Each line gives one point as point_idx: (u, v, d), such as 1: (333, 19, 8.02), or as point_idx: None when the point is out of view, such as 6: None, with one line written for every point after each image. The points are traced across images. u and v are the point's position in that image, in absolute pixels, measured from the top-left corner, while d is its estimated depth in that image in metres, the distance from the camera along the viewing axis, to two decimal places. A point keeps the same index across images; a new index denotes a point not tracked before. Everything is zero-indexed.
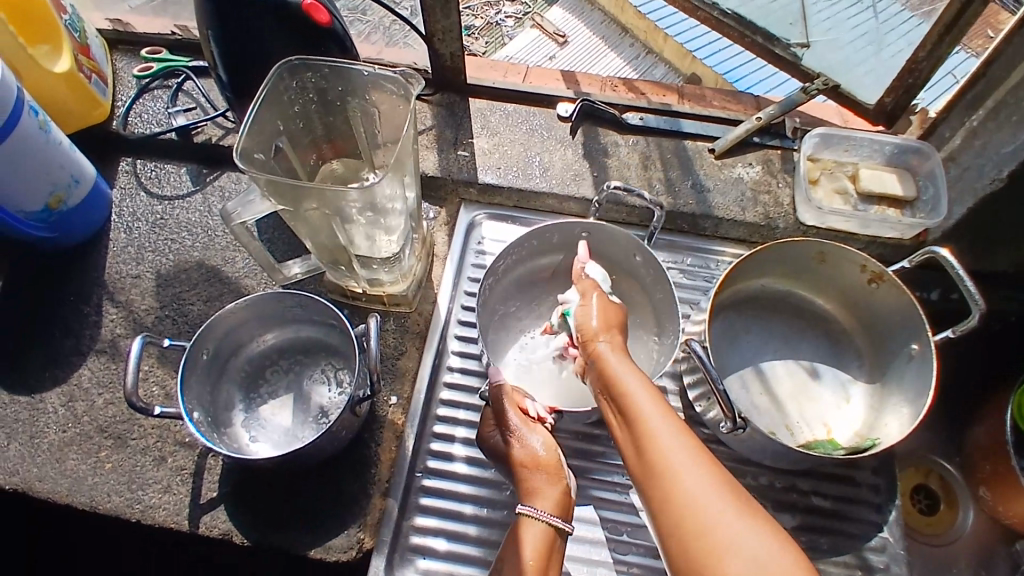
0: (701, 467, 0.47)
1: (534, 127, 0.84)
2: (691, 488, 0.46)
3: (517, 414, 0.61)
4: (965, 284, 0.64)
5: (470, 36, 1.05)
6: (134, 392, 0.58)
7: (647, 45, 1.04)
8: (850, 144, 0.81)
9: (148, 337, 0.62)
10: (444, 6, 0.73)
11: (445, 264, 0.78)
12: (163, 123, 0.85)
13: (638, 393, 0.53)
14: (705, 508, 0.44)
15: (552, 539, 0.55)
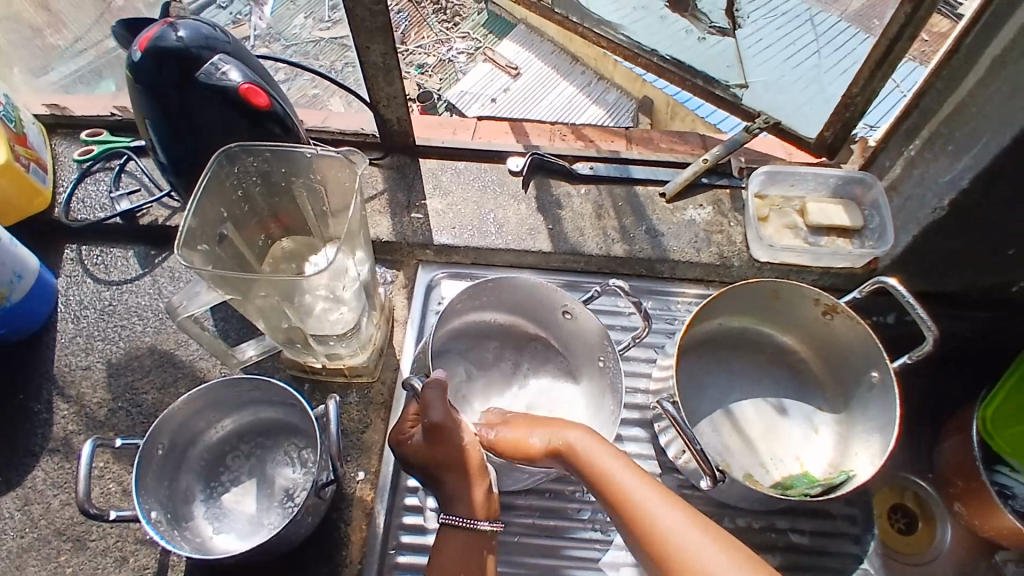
0: (726, 555, 0.44)
1: (486, 183, 0.84)
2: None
3: (446, 415, 0.54)
4: (915, 310, 0.66)
5: (425, 75, 1.29)
6: (88, 498, 0.56)
7: (597, 71, 1.28)
8: (796, 178, 0.83)
9: (100, 439, 0.59)
10: (386, 74, 0.74)
11: (406, 329, 0.77)
12: (107, 207, 0.84)
13: (606, 455, 0.52)
14: None
15: (470, 544, 0.56)
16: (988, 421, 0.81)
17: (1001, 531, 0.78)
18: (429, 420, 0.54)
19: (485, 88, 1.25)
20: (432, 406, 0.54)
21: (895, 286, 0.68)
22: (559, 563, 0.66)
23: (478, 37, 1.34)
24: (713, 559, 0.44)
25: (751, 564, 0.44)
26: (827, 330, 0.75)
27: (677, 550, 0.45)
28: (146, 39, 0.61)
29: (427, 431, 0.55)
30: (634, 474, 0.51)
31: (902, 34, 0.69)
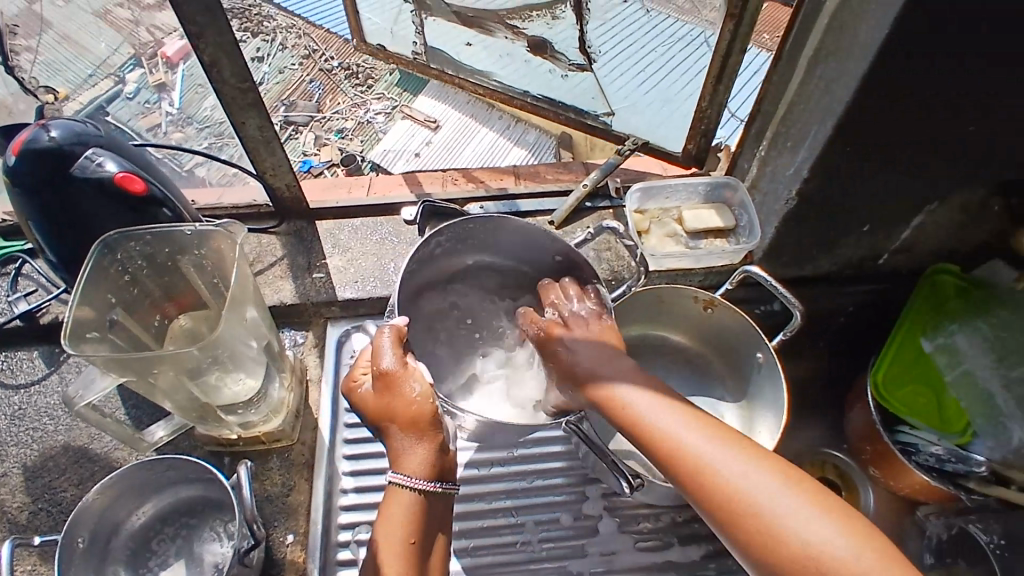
0: (760, 469, 0.50)
1: (383, 235, 0.87)
2: (755, 496, 0.49)
3: (392, 364, 0.56)
4: (780, 294, 0.71)
5: (347, 139, 1.35)
6: None
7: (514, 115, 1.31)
8: (669, 191, 0.90)
9: (15, 541, 0.59)
10: (267, 145, 0.77)
11: (321, 387, 0.80)
12: (7, 312, 0.83)
13: (632, 395, 0.58)
14: (778, 508, 0.48)
15: (418, 502, 0.56)
16: (880, 386, 0.87)
17: (913, 487, 0.86)
18: (379, 367, 0.57)
19: (408, 144, 1.33)
20: (383, 352, 0.57)
21: (759, 273, 0.72)
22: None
23: (394, 96, 1.38)
24: (758, 478, 0.50)
25: (791, 483, 0.49)
26: (712, 326, 0.80)
27: (722, 478, 0.50)
28: (17, 143, 0.63)
29: (377, 380, 0.57)
30: (660, 404, 0.56)
31: (732, 49, 0.75)
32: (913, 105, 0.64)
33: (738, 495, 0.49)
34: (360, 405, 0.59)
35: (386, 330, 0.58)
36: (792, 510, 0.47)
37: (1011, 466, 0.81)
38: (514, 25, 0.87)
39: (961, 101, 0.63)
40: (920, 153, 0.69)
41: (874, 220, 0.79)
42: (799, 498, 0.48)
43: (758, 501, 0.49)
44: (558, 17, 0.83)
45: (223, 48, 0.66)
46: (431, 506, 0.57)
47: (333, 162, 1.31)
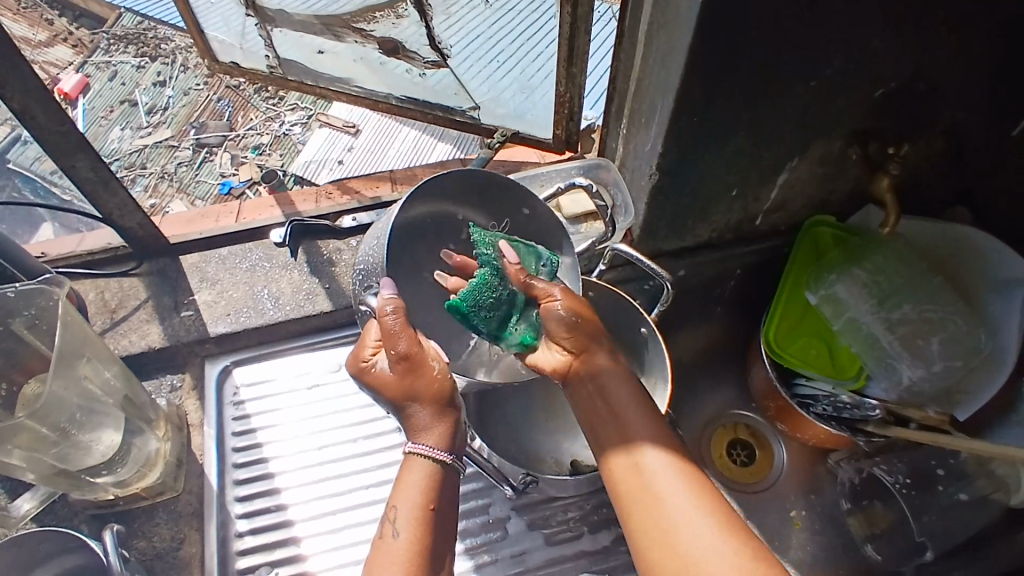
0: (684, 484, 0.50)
1: (254, 263, 0.84)
2: (671, 508, 0.49)
3: (410, 341, 0.53)
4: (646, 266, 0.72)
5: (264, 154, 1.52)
6: None
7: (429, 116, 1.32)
8: (542, 179, 0.88)
9: None
10: (105, 186, 0.72)
11: (204, 430, 0.76)
12: None
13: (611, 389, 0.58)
14: (679, 518, 0.48)
15: (436, 476, 0.55)
16: (772, 343, 0.88)
17: (817, 436, 0.88)
18: (396, 350, 0.52)
19: (330, 152, 1.45)
20: (397, 334, 0.52)
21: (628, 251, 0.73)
22: None
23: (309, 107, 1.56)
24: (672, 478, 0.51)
25: (704, 496, 0.49)
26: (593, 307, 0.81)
27: (649, 488, 0.51)
28: None
29: (395, 360, 0.53)
30: (629, 401, 0.57)
31: (576, 32, 0.74)
32: (748, 70, 0.64)
33: (656, 502, 0.50)
34: (377, 381, 0.55)
35: (391, 309, 0.52)
36: (699, 526, 0.47)
37: (907, 403, 0.83)
38: (361, 28, 0.83)
39: (792, 61, 0.64)
40: (766, 115, 0.70)
41: (741, 183, 0.80)
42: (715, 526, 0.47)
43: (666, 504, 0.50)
44: (402, 15, 0.79)
45: (31, 94, 0.61)
46: (448, 476, 0.56)
47: (254, 181, 1.47)
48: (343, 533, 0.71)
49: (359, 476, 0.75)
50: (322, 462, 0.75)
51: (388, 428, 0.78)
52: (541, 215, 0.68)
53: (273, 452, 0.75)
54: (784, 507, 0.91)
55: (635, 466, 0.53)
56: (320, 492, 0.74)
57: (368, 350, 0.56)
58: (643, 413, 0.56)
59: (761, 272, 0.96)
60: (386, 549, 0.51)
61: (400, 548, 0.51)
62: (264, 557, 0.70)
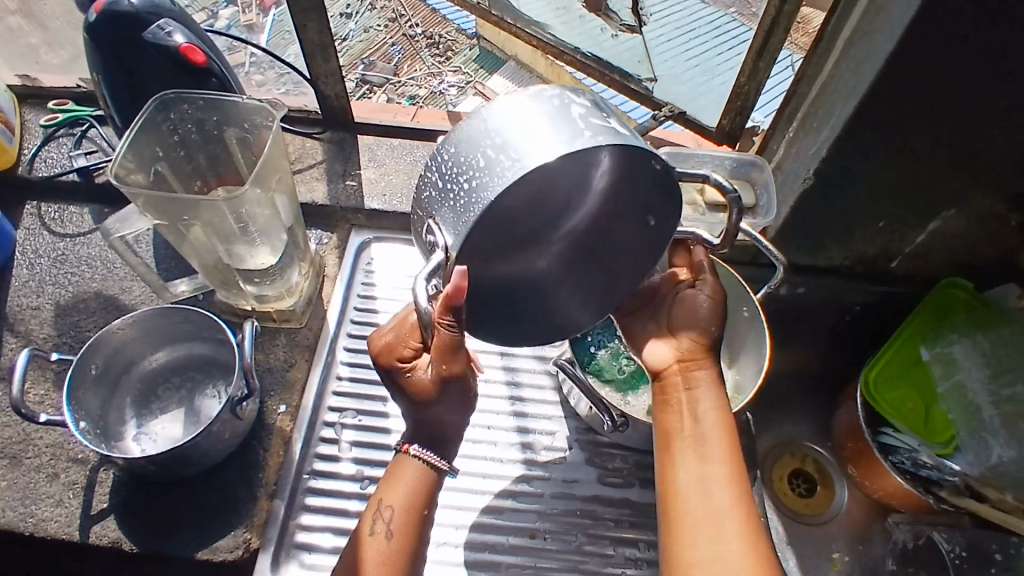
0: (729, 501, 0.51)
1: (417, 159, 0.93)
2: (700, 515, 0.51)
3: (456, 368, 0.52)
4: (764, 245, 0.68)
5: None
6: (20, 400, 0.65)
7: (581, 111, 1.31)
8: (696, 160, 0.91)
9: (35, 352, 0.67)
10: (323, 51, 0.82)
11: (335, 283, 0.85)
12: (66, 166, 0.89)
13: (703, 380, 0.56)
14: (706, 524, 0.50)
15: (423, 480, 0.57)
16: (870, 384, 0.88)
17: (887, 490, 0.87)
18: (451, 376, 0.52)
19: None
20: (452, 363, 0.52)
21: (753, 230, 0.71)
22: (503, 483, 0.76)
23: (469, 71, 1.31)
24: (726, 495, 0.51)
25: (745, 512, 0.51)
26: None
27: (693, 487, 0.52)
28: (101, 3, 0.69)
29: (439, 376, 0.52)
30: (712, 398, 0.55)
31: (775, 27, 0.77)
32: (939, 100, 0.66)
33: (701, 509, 0.51)
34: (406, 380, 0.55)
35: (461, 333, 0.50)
36: (730, 539, 0.49)
37: (989, 482, 0.81)
38: None
39: (986, 107, 0.65)
40: (941, 149, 0.71)
41: (890, 215, 0.81)
42: (737, 552, 0.49)
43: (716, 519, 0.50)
44: None
45: None
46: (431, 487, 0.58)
47: None
48: None
49: None
50: None
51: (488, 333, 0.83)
52: (659, 235, 0.58)
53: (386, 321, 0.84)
54: (830, 547, 0.90)
55: (699, 463, 0.53)
56: None
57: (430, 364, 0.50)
58: (723, 421, 0.54)
59: (878, 316, 0.96)
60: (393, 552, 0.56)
61: (399, 552, 0.56)
62: (352, 404, 0.78)
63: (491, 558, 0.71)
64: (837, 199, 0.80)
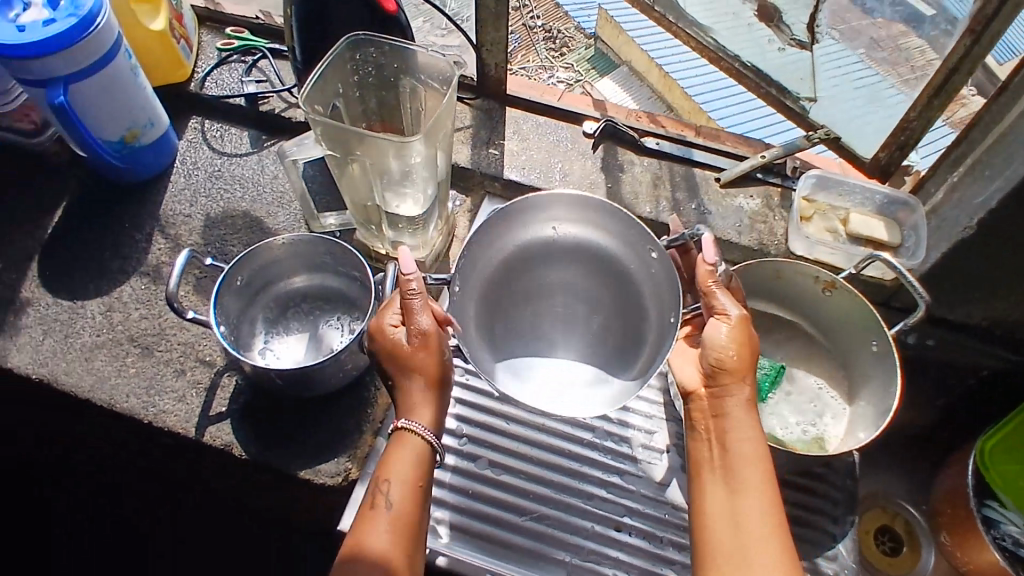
0: (765, 527, 0.55)
1: (559, 139, 0.93)
2: (738, 540, 0.55)
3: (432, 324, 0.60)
4: (912, 284, 0.72)
5: None
6: (175, 294, 0.67)
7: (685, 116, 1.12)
8: (844, 189, 0.89)
9: (194, 254, 0.70)
10: (496, 19, 0.84)
11: (462, 245, 0.87)
12: (235, 89, 0.94)
13: (737, 405, 0.60)
14: (743, 549, 0.55)
15: (424, 453, 0.60)
16: (985, 452, 0.84)
17: (977, 565, 0.82)
18: (415, 323, 0.60)
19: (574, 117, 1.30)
20: (419, 311, 0.60)
21: (893, 264, 0.74)
22: (596, 470, 0.75)
23: (578, 69, 1.16)
24: (761, 518, 0.56)
25: (778, 535, 0.55)
26: (828, 313, 0.81)
27: (726, 511, 0.57)
28: None
29: (411, 332, 0.60)
30: (748, 424, 0.60)
31: (962, 65, 0.74)
32: None
33: (740, 534, 0.55)
34: (389, 347, 0.61)
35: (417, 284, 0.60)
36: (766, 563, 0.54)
37: None
38: None
39: None
40: None
41: None
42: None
43: (750, 544, 0.55)
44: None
45: None
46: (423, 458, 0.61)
47: None
48: None
49: None
50: None
51: None
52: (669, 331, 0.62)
53: None
54: None
55: (732, 491, 0.57)
56: None
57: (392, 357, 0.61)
58: (757, 449, 0.59)
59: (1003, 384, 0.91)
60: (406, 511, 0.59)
61: (408, 516, 0.59)
62: (461, 360, 0.80)
63: (575, 539, 0.72)
64: (994, 253, 0.76)
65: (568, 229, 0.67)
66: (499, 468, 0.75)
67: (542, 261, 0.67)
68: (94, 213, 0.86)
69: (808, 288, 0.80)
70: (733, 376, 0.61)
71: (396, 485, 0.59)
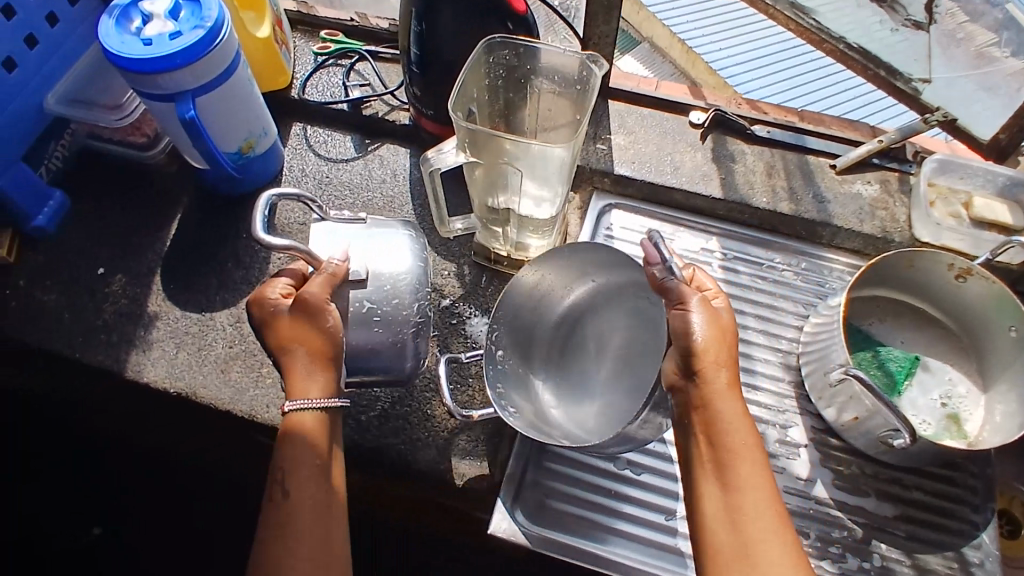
0: (766, 516, 0.54)
1: (666, 130, 0.92)
2: (750, 534, 0.53)
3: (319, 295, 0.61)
4: None
5: None
6: None
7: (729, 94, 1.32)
8: (966, 172, 0.87)
9: None
10: (607, 12, 0.82)
11: (577, 243, 0.86)
12: (339, 94, 0.95)
13: (718, 391, 0.56)
14: (751, 544, 0.53)
15: (321, 422, 0.60)
16: None
17: None
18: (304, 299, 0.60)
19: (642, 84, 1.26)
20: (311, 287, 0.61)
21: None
22: None
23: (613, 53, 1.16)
24: (761, 506, 0.54)
25: (780, 520, 0.54)
26: (957, 298, 0.80)
27: (726, 507, 0.55)
28: None
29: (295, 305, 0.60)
30: (732, 409, 0.56)
31: None
32: None
33: (744, 528, 0.54)
34: (270, 321, 0.60)
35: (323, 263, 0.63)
36: (776, 554, 0.53)
37: None
38: None
39: None
40: None
41: None
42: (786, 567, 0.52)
43: (757, 536, 0.53)
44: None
45: None
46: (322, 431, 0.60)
47: None
48: None
49: None
50: None
51: None
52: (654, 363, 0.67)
53: None
54: None
55: (729, 484, 0.55)
56: None
57: (295, 310, 0.60)
58: (746, 434, 0.56)
59: None
60: (313, 501, 0.58)
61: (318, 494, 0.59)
62: None
63: (645, 514, 0.71)
64: None
65: (608, 280, 0.74)
66: (638, 468, 0.73)
67: (577, 318, 0.74)
68: (212, 225, 0.87)
69: (937, 275, 0.79)
70: (709, 363, 0.57)
71: (304, 463, 0.59)
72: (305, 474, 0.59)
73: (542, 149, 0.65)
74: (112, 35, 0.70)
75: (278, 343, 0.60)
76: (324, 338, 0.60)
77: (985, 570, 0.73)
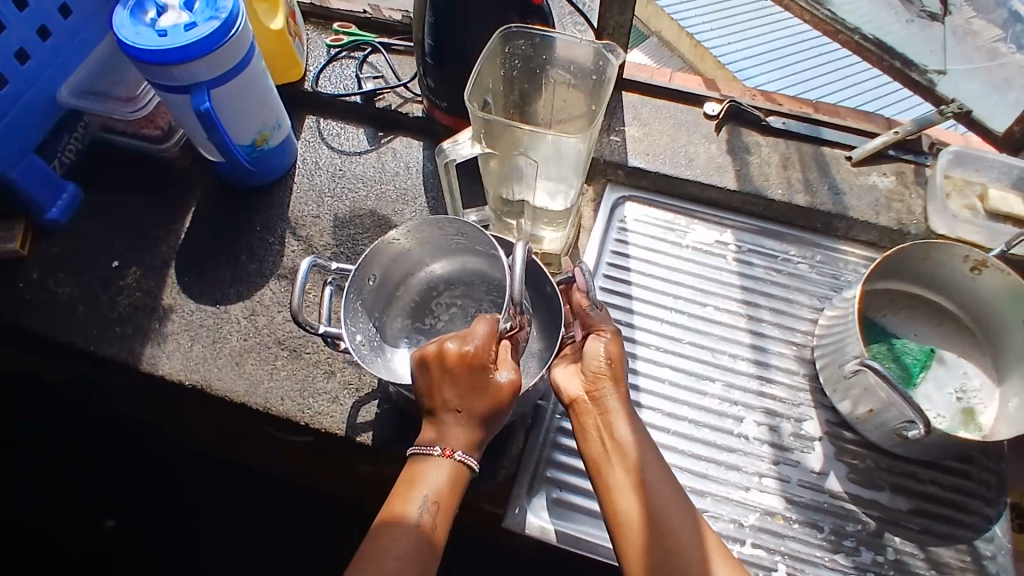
0: (679, 506, 0.59)
1: (680, 122, 0.92)
2: (672, 525, 0.58)
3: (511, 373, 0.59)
4: None
5: None
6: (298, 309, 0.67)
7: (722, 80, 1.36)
8: (981, 165, 0.87)
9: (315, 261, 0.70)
10: (622, 3, 0.82)
11: (590, 235, 0.86)
12: (352, 86, 0.94)
13: (619, 402, 0.63)
14: (669, 534, 0.58)
15: (456, 481, 0.58)
16: None
17: None
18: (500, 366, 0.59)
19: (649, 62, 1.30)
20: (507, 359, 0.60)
21: None
22: (749, 459, 0.75)
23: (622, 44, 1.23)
24: (671, 499, 0.59)
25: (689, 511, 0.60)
26: (972, 291, 0.79)
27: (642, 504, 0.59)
28: None
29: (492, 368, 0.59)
30: (633, 417, 0.63)
31: None
32: None
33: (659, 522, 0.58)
34: (456, 364, 0.58)
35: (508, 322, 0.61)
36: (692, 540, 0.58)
37: None
38: None
39: None
40: None
41: None
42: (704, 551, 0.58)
43: (670, 525, 0.58)
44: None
45: None
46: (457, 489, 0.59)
47: None
48: (667, 377, 0.78)
49: (700, 336, 0.81)
50: (677, 310, 0.82)
51: (736, 310, 0.82)
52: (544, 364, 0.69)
53: (639, 282, 0.83)
54: None
55: (642, 482, 0.60)
56: (667, 331, 0.81)
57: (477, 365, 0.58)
58: (649, 442, 0.62)
59: None
60: (431, 543, 0.57)
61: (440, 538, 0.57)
62: None
63: None
64: None
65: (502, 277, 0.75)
66: None
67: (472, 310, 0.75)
68: (225, 217, 0.87)
69: (951, 268, 0.79)
70: (608, 377, 0.63)
71: (438, 512, 0.57)
72: (438, 510, 0.57)
73: (557, 138, 0.65)
74: (127, 26, 0.70)
75: (451, 388, 0.58)
76: (498, 405, 0.58)
77: (998, 564, 0.72)
